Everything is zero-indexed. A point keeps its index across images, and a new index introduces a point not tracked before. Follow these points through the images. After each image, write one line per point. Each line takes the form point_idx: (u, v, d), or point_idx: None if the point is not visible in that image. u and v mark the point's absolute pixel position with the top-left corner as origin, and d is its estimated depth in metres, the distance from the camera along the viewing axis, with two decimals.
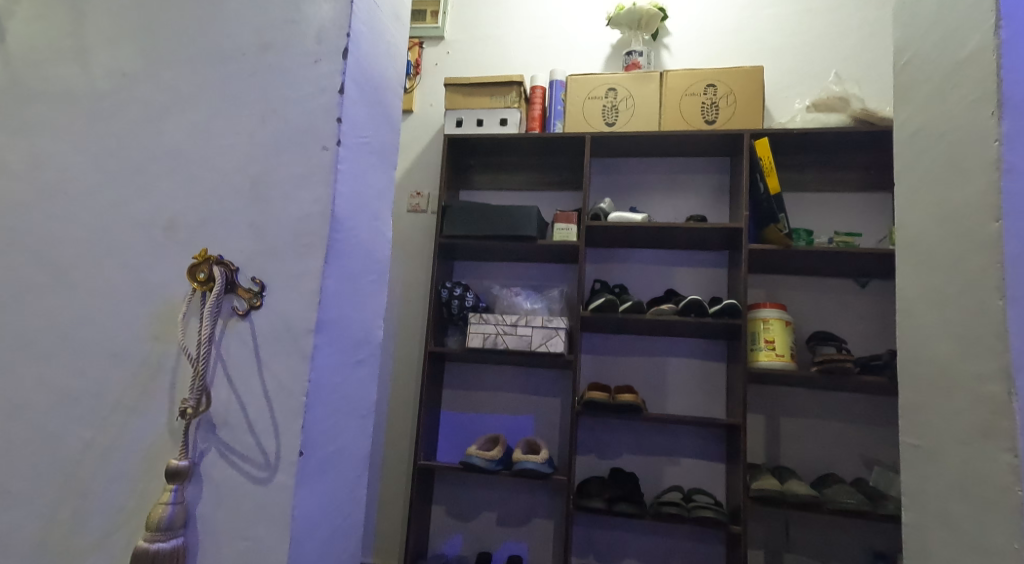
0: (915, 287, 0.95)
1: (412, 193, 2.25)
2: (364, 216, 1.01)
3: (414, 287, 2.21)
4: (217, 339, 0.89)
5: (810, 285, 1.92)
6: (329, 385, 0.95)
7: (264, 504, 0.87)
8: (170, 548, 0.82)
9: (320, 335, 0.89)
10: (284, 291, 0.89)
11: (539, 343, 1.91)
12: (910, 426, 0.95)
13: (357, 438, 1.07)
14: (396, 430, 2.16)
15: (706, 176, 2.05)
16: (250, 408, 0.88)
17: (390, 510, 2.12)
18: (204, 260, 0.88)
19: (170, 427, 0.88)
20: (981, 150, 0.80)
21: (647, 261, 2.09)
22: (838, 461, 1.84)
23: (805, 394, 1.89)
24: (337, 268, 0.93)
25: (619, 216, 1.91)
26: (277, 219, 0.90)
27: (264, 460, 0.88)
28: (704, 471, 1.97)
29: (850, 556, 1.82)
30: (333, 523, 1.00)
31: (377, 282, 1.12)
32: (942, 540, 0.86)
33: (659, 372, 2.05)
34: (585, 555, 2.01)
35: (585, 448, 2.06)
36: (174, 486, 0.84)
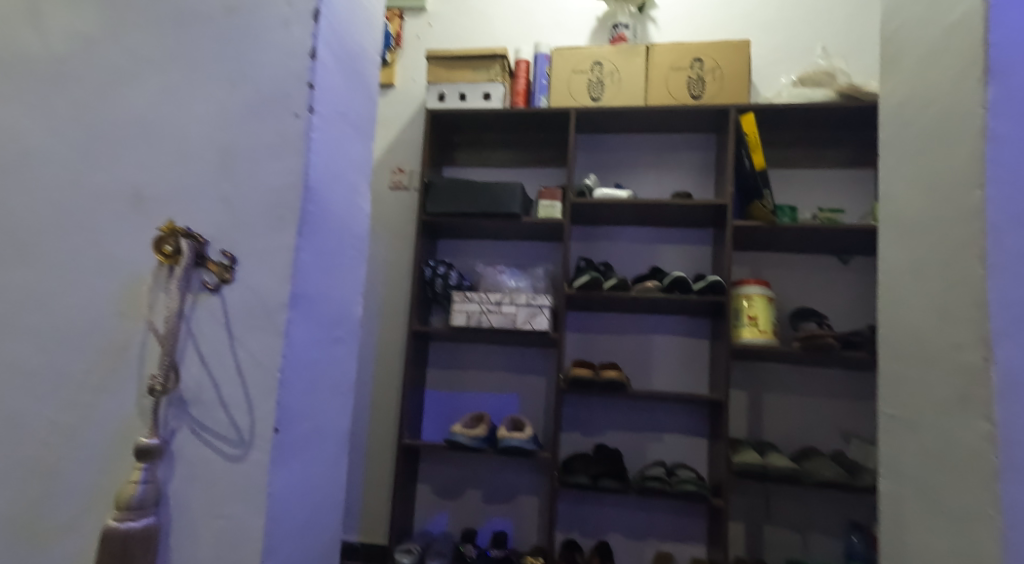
0: (898, 260, 0.94)
1: (393, 170, 2.21)
2: (340, 187, 0.98)
3: (397, 265, 2.18)
4: (187, 314, 0.86)
5: (794, 262, 1.92)
6: (305, 362, 0.93)
7: (239, 481, 0.86)
8: (141, 527, 0.81)
9: (294, 310, 0.87)
10: (256, 264, 0.86)
11: (524, 322, 1.89)
12: (889, 396, 0.95)
13: (336, 415, 1.05)
14: (380, 409, 2.15)
15: (691, 152, 2.03)
16: (222, 384, 0.86)
17: (376, 489, 2.12)
18: (170, 233, 0.84)
19: (140, 405, 0.86)
20: (967, 117, 0.79)
21: (633, 239, 2.08)
22: (818, 435, 1.86)
23: (788, 370, 1.90)
24: (312, 242, 0.91)
25: (605, 193, 1.89)
26: (248, 190, 0.87)
27: (239, 437, 0.86)
28: (687, 447, 1.98)
29: (827, 526, 1.85)
30: (313, 500, 0.99)
31: (355, 258, 1.09)
32: (918, 507, 0.87)
33: (643, 349, 2.05)
34: (569, 530, 2.03)
35: (570, 425, 2.07)
36: (144, 465, 0.83)
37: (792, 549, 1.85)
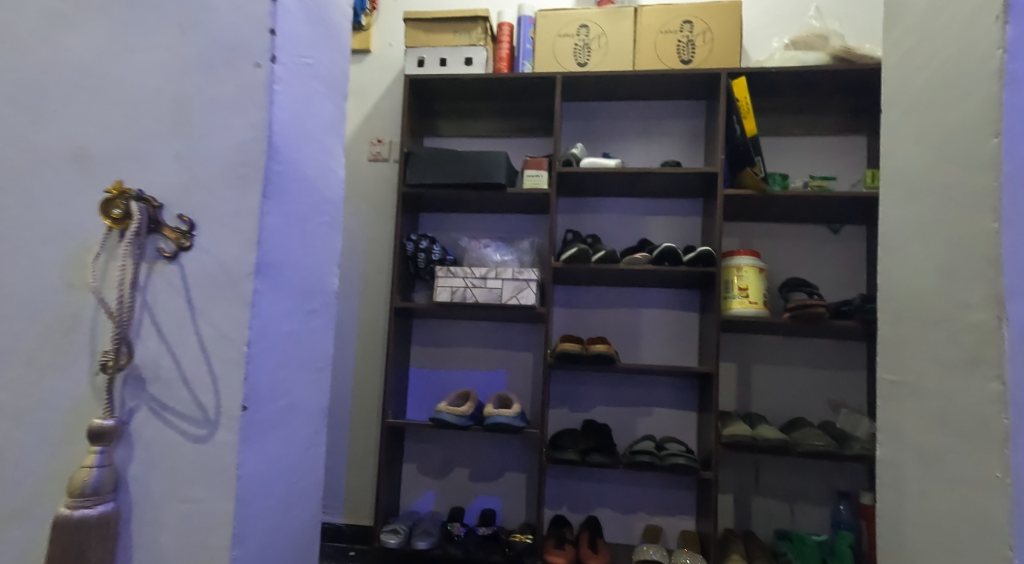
0: (901, 220, 0.90)
1: (372, 140, 2.12)
2: (309, 147, 0.91)
3: (377, 240, 2.11)
4: (142, 285, 0.80)
5: (785, 232, 1.87)
6: (276, 335, 0.87)
7: (206, 463, 0.80)
8: (97, 515, 0.75)
9: (260, 278, 0.81)
10: (217, 229, 0.79)
11: (510, 296, 1.84)
12: (890, 361, 0.91)
13: (311, 392, 0.99)
14: (363, 388, 2.09)
15: (681, 120, 1.97)
16: (184, 360, 0.80)
17: (360, 470, 2.07)
18: (119, 194, 0.77)
19: (93, 384, 0.79)
20: (982, 61, 0.74)
21: (620, 210, 2.02)
22: (808, 407, 1.83)
23: (777, 341, 1.87)
24: (280, 205, 0.84)
25: (592, 162, 1.83)
26: (207, 148, 0.80)
27: (203, 417, 0.80)
28: (677, 421, 1.96)
29: (816, 496, 1.84)
30: (289, 481, 0.93)
31: (329, 226, 1.03)
32: (919, 474, 0.84)
33: (632, 323, 2.00)
34: (558, 506, 2.00)
35: (558, 401, 2.03)
36: (99, 448, 0.77)
37: (781, 520, 1.85)
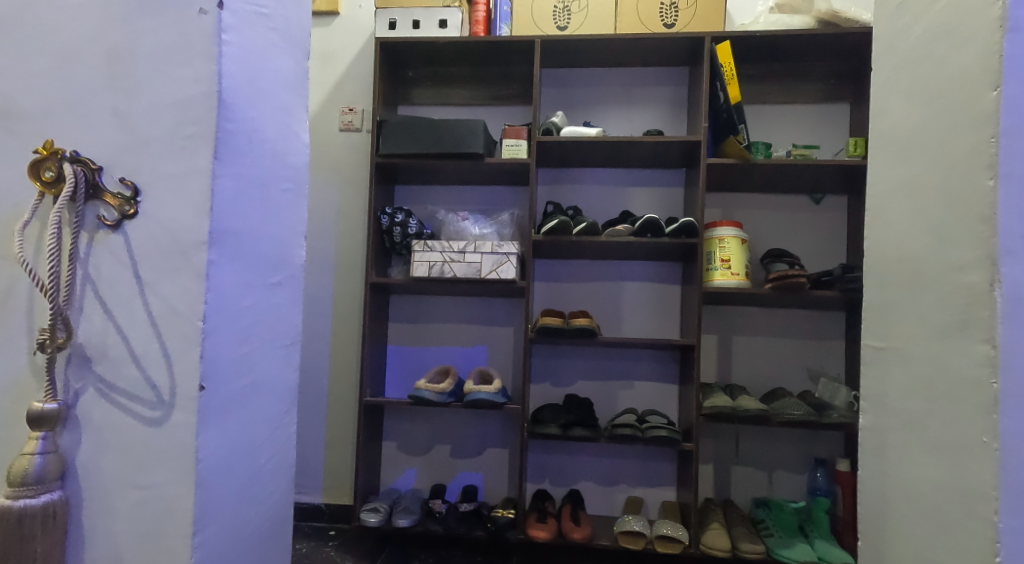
0: (889, 181, 0.86)
1: (343, 109, 2.03)
2: (266, 106, 0.85)
3: (351, 212, 2.04)
4: (82, 256, 0.75)
5: (768, 201, 1.83)
6: (235, 309, 0.81)
7: (161, 446, 0.76)
8: (40, 505, 0.72)
9: (214, 248, 0.75)
10: (165, 194, 0.74)
11: (489, 270, 1.79)
12: (874, 327, 0.89)
13: (279, 370, 0.94)
14: (339, 365, 2.04)
15: (662, 87, 1.91)
16: (133, 337, 0.75)
17: (338, 448, 2.03)
18: (51, 154, 0.72)
19: (32, 364, 0.76)
20: (982, 9, 0.70)
21: (601, 181, 1.97)
22: (788, 377, 1.83)
23: (759, 313, 1.85)
24: (234, 168, 0.78)
25: (573, 131, 1.77)
26: (150, 106, 0.74)
27: (157, 398, 0.76)
28: (658, 393, 1.94)
29: (793, 465, 1.84)
30: (256, 464, 0.89)
31: (294, 193, 0.97)
32: (901, 442, 0.82)
33: (614, 296, 1.97)
34: (540, 480, 1.99)
35: (539, 376, 2.00)
36: (40, 434, 0.72)
37: (759, 489, 1.85)
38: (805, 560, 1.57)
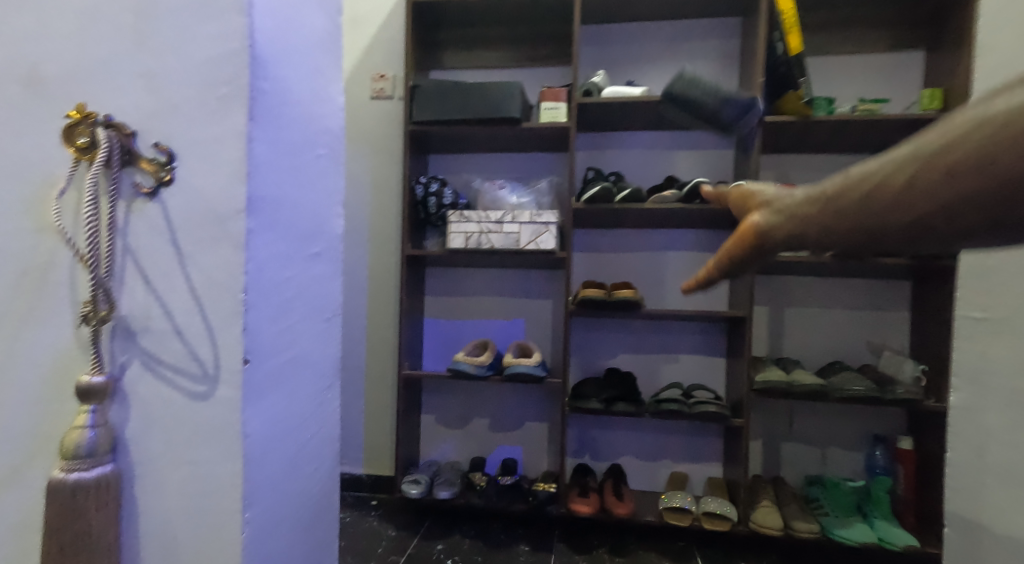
0: None
1: (374, 76, 1.98)
2: (299, 65, 0.80)
3: (385, 183, 1.99)
4: (121, 226, 0.71)
5: (826, 163, 1.71)
6: (276, 280, 0.78)
7: (207, 422, 0.73)
8: (94, 478, 0.70)
9: (252, 216, 0.71)
10: (199, 159, 0.70)
11: (528, 241, 1.73)
12: None
13: (321, 344, 0.91)
14: (376, 339, 2.02)
15: (711, 41, 1.79)
16: (175, 309, 0.72)
17: (378, 421, 2.02)
18: (83, 118, 0.68)
19: (78, 337, 0.74)
20: None
21: (644, 145, 1.87)
22: (843, 349, 1.73)
23: (814, 282, 1.75)
24: (268, 130, 0.74)
25: (615, 91, 1.68)
26: (179, 65, 0.70)
27: (201, 372, 0.73)
28: (704, 367, 1.87)
29: (849, 442, 1.76)
30: (300, 440, 0.86)
31: (331, 159, 0.92)
32: None
33: (658, 266, 1.89)
34: (581, 454, 1.95)
35: (579, 349, 1.95)
36: (90, 407, 0.70)
37: (812, 465, 1.78)
38: (863, 541, 1.51)
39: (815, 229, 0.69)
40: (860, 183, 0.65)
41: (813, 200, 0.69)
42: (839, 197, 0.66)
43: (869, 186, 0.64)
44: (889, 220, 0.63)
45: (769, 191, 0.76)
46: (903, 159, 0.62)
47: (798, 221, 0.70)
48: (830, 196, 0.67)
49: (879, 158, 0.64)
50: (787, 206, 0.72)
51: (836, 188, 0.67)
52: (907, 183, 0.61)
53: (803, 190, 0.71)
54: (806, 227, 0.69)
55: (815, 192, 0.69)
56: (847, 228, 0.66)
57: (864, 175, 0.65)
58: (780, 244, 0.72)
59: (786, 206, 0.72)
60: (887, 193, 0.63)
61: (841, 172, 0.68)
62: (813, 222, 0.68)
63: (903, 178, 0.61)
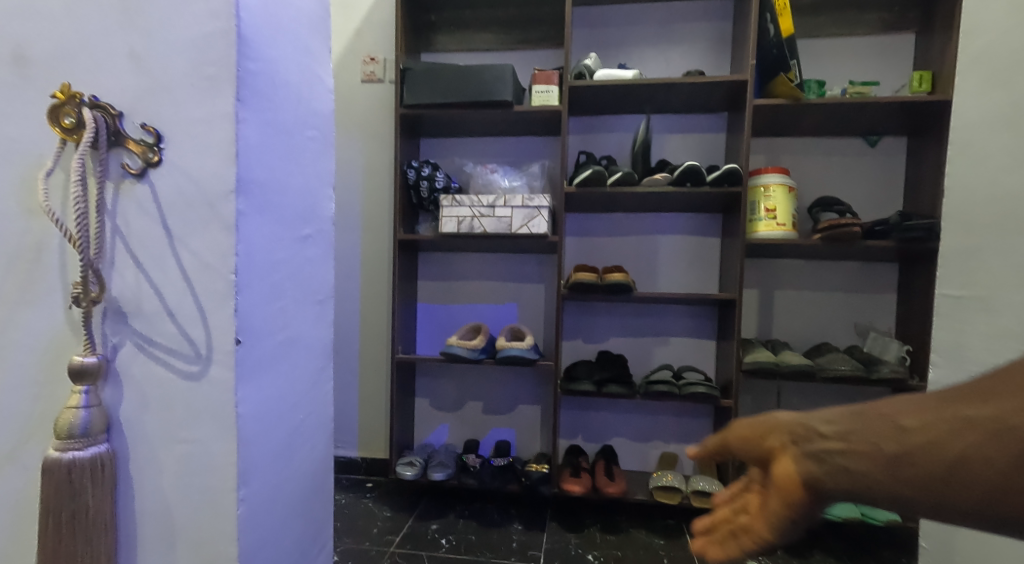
0: (979, 112, 0.84)
1: (365, 59, 1.96)
2: (288, 46, 0.80)
3: (377, 167, 1.99)
4: (110, 207, 0.72)
5: (817, 146, 1.72)
6: (267, 262, 0.78)
7: (201, 402, 0.74)
8: (89, 457, 0.71)
9: (242, 198, 0.72)
10: (189, 139, 0.70)
11: (520, 225, 1.73)
12: (952, 274, 0.88)
13: (314, 326, 0.92)
14: (370, 323, 2.02)
15: (704, 24, 1.79)
16: (166, 290, 0.73)
17: (372, 405, 2.04)
18: (69, 99, 0.68)
19: (69, 318, 0.74)
20: None
21: (636, 129, 1.88)
22: (831, 331, 1.75)
23: (803, 266, 1.76)
24: (257, 111, 0.74)
25: (607, 74, 1.67)
26: (166, 45, 0.70)
27: (194, 352, 0.73)
28: (694, 349, 1.89)
29: None
30: (294, 421, 0.87)
31: (321, 142, 0.92)
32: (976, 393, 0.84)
33: (649, 250, 1.90)
34: (573, 436, 1.98)
35: (572, 332, 1.96)
36: (84, 388, 0.71)
37: None
38: (848, 516, 1.53)
39: (877, 491, 0.52)
40: (922, 446, 0.51)
41: (863, 455, 0.52)
42: (904, 462, 0.51)
43: (938, 446, 0.50)
44: (972, 490, 0.49)
45: (782, 421, 0.58)
46: (969, 420, 0.50)
47: (855, 477, 0.52)
48: (892, 454, 0.52)
49: (934, 412, 0.52)
50: (823, 452, 0.54)
51: (894, 441, 0.52)
52: (976, 453, 0.49)
53: (827, 423, 0.55)
54: (866, 485, 0.52)
55: (854, 437, 0.54)
56: (922, 494, 0.50)
57: (925, 432, 0.51)
58: (828, 499, 0.54)
59: (823, 453, 0.54)
60: (956, 456, 0.50)
61: (875, 412, 0.55)
62: (875, 482, 0.52)
63: (986, 440, 0.49)
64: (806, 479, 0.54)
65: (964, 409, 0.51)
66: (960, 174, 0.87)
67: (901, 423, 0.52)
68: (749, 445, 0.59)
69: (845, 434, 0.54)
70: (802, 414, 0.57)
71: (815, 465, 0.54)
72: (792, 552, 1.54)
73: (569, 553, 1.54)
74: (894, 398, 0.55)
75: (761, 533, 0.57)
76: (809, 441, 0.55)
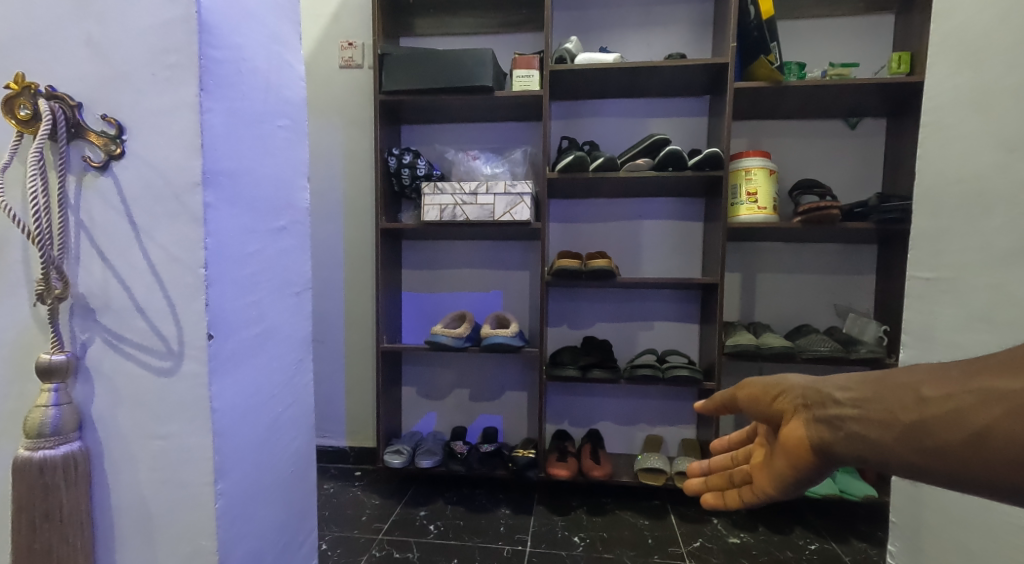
0: (949, 95, 0.84)
1: (343, 44, 1.93)
2: (254, 31, 0.78)
3: (357, 154, 1.96)
4: (72, 202, 0.70)
5: (797, 129, 1.72)
6: (239, 254, 0.77)
7: (174, 397, 0.73)
8: (61, 457, 0.70)
9: (210, 189, 0.70)
10: (152, 130, 0.69)
11: (503, 212, 1.72)
12: (924, 257, 0.89)
13: (292, 318, 0.91)
14: (354, 312, 2.01)
15: (685, 5, 1.77)
16: (134, 285, 0.71)
17: (358, 394, 2.03)
18: (23, 90, 0.67)
19: (36, 315, 0.73)
20: None
21: (619, 113, 1.86)
22: (812, 313, 1.77)
23: (784, 249, 1.77)
24: (223, 100, 0.72)
25: (588, 58, 1.66)
26: (125, 32, 0.68)
27: (165, 347, 0.72)
28: (678, 333, 1.90)
29: None
30: (273, 414, 0.86)
31: (293, 131, 0.90)
32: None
33: (633, 235, 1.90)
34: (560, 421, 1.99)
35: (557, 319, 1.96)
36: (52, 386, 0.70)
37: None
38: (826, 493, 1.54)
39: (889, 455, 0.58)
40: (939, 418, 0.55)
41: (876, 421, 0.58)
42: (914, 433, 0.56)
43: (956, 418, 0.54)
44: (993, 464, 0.53)
45: (800, 388, 0.66)
46: (996, 393, 0.53)
47: (868, 443, 0.58)
48: (907, 423, 0.56)
49: (958, 384, 0.55)
50: (838, 418, 0.61)
51: (912, 411, 0.57)
52: (987, 429, 0.53)
53: (843, 392, 0.62)
54: (879, 451, 0.58)
55: (871, 405, 0.59)
56: (939, 462, 0.55)
57: (946, 402, 0.55)
58: (838, 459, 0.62)
59: (838, 419, 0.61)
60: (976, 430, 0.53)
61: (895, 382, 0.59)
62: (886, 449, 0.57)
63: (1008, 415, 0.52)
64: (815, 443, 0.63)
65: (992, 382, 0.54)
66: (931, 157, 0.88)
67: (921, 394, 0.57)
68: (764, 406, 0.70)
69: (859, 403, 0.60)
70: (820, 383, 0.65)
71: (828, 430, 0.62)
72: (774, 530, 1.56)
73: (555, 536, 1.55)
74: (919, 368, 0.59)
75: (765, 487, 0.70)
76: (824, 407, 0.63)
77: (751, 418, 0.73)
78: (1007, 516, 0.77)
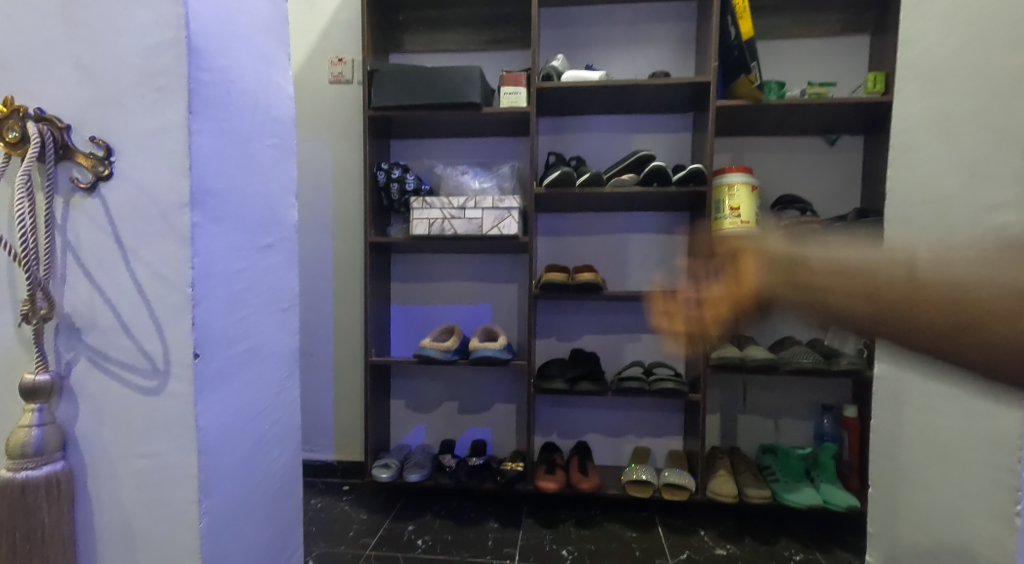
0: (917, 118, 0.87)
1: (332, 59, 1.95)
2: (243, 53, 0.80)
3: (346, 168, 1.97)
4: (59, 222, 0.71)
5: (779, 145, 1.76)
6: (226, 273, 0.78)
7: (159, 416, 0.74)
8: (44, 476, 0.70)
9: (198, 210, 0.72)
10: (140, 151, 0.70)
11: (491, 226, 1.74)
12: None
13: (278, 335, 0.92)
14: (343, 325, 2.02)
15: (668, 24, 1.81)
16: (120, 304, 0.72)
17: (346, 407, 2.03)
18: (13, 113, 0.68)
19: (20, 334, 0.73)
20: None
21: (605, 129, 1.89)
22: (794, 324, 1.80)
23: None
24: (211, 121, 0.74)
25: (574, 76, 1.68)
26: (114, 55, 0.69)
27: (151, 366, 0.73)
28: (665, 345, 1.92)
29: (799, 413, 1.83)
30: (259, 431, 0.87)
31: (281, 149, 0.92)
32: (919, 387, 0.87)
33: (619, 248, 1.93)
34: (548, 433, 1.99)
35: (545, 331, 1.98)
36: (36, 406, 0.70)
37: (766, 436, 1.84)
38: (810, 503, 1.56)
39: (836, 306, 0.66)
40: (891, 294, 0.64)
41: (824, 269, 0.67)
42: (883, 296, 0.64)
43: (908, 289, 0.64)
44: (946, 329, 0.62)
45: (770, 244, 0.71)
46: (944, 282, 0.62)
47: (832, 302, 0.66)
48: (882, 295, 0.64)
49: (923, 263, 0.64)
50: (795, 263, 0.69)
51: (896, 280, 0.64)
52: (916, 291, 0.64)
53: (822, 255, 0.68)
54: (820, 296, 0.67)
55: (844, 274, 0.66)
56: (883, 321, 0.64)
57: (925, 281, 0.63)
58: (774, 304, 0.70)
59: (801, 265, 0.69)
60: (914, 294, 0.64)
61: (881, 260, 0.66)
62: (832, 300, 0.66)
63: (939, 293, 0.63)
64: (762, 283, 0.70)
65: (955, 279, 0.62)
66: (900, 177, 0.91)
67: (913, 272, 0.64)
68: (734, 257, 0.72)
69: (838, 267, 0.66)
70: (794, 245, 0.70)
71: (790, 269, 0.69)
72: (760, 541, 1.58)
73: (543, 549, 1.55)
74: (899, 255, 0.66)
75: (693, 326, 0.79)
76: (799, 264, 0.69)
77: (721, 269, 0.73)
78: (977, 529, 0.78)
